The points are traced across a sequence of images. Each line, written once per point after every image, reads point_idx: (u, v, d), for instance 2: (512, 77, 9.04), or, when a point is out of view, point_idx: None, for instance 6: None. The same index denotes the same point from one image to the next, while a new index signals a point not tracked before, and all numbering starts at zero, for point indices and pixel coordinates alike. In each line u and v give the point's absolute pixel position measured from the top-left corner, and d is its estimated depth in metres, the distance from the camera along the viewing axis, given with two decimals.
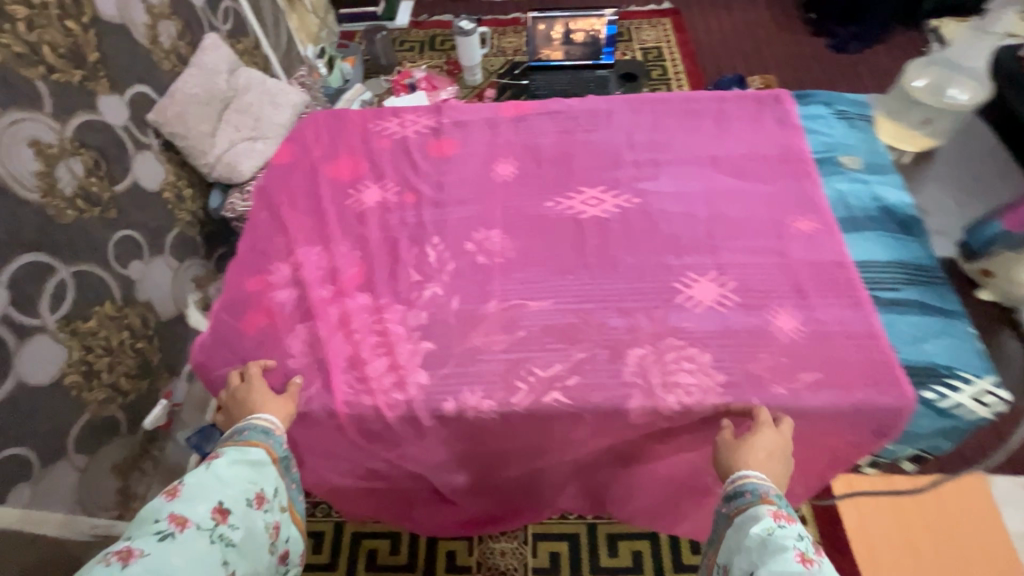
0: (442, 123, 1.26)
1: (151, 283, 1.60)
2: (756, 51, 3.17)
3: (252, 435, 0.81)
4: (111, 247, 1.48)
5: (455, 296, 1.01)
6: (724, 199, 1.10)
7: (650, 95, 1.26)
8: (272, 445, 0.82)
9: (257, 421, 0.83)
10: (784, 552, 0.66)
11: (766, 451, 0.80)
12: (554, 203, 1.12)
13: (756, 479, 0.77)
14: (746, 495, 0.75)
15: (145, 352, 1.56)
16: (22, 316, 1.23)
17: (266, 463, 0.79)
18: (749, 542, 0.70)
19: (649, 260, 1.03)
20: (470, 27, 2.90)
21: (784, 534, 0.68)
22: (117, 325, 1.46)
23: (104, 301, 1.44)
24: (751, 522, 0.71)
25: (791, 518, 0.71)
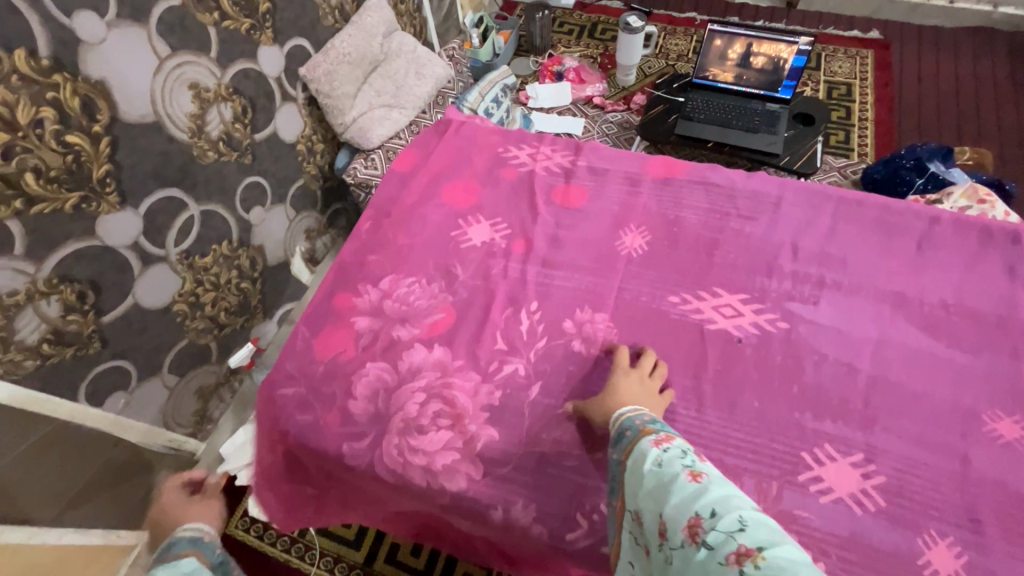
0: (576, 166, 1.11)
1: (267, 230, 1.64)
2: (977, 112, 2.58)
3: (180, 547, 0.75)
4: (240, 191, 1.51)
5: (536, 382, 0.89)
6: (900, 358, 0.86)
7: (838, 190, 1.01)
8: (201, 552, 0.75)
9: (185, 531, 0.78)
10: (674, 479, 0.61)
11: (634, 380, 0.83)
12: (679, 300, 0.95)
13: (639, 416, 0.75)
14: (628, 433, 0.72)
15: (247, 293, 1.62)
16: (149, 245, 1.28)
17: (202, 567, 0.72)
18: (644, 477, 0.64)
19: (777, 412, 0.84)
20: (638, 25, 2.64)
21: (671, 456, 0.65)
22: (228, 264, 1.52)
23: (223, 241, 1.49)
24: (640, 460, 0.66)
25: (671, 438, 0.68)
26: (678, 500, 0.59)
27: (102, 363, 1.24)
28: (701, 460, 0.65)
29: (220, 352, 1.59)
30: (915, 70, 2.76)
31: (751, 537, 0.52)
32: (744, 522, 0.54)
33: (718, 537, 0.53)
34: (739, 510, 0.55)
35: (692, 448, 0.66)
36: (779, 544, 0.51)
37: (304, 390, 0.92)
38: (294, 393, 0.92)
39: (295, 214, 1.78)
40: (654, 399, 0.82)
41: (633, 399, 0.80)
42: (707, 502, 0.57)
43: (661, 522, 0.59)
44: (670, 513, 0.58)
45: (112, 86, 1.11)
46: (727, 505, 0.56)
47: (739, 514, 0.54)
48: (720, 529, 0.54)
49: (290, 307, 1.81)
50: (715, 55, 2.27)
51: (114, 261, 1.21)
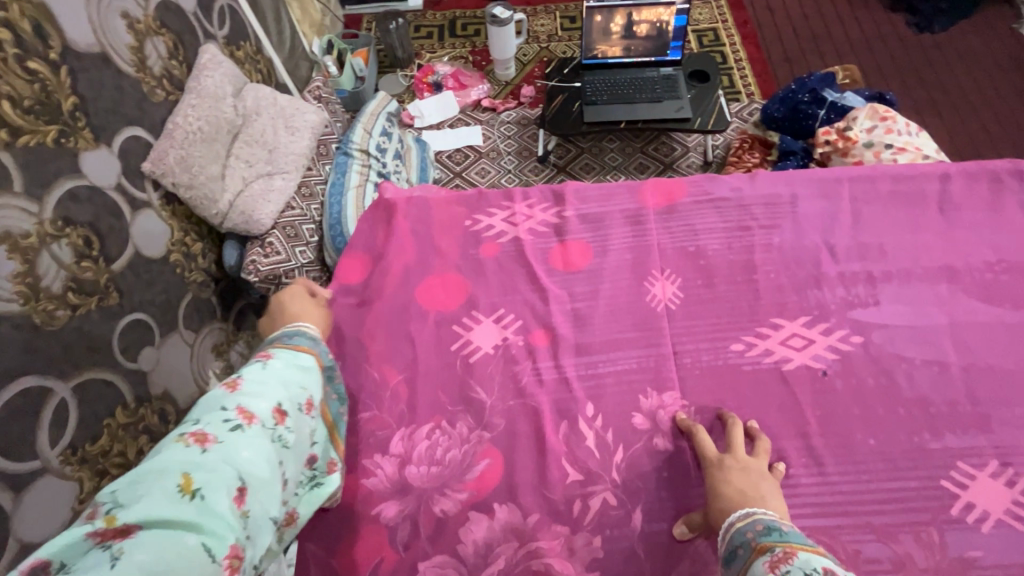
0: (564, 217, 0.93)
1: (169, 369, 1.20)
2: (827, 31, 2.79)
3: (301, 340, 0.74)
4: (117, 338, 1.08)
5: (635, 509, 0.72)
6: (980, 337, 0.80)
7: (844, 170, 0.94)
8: (321, 351, 0.74)
9: (304, 327, 0.76)
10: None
11: (743, 476, 0.68)
12: (743, 346, 0.82)
13: (752, 519, 0.61)
14: (740, 553, 0.58)
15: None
16: (13, 464, 0.85)
17: (316, 370, 0.71)
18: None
19: (898, 443, 0.74)
20: (506, 16, 2.46)
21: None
22: (135, 434, 1.08)
23: (117, 410, 1.04)
24: None
25: (791, 556, 0.54)
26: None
27: None
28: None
29: None
30: (764, 4, 2.91)
31: None
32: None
33: None
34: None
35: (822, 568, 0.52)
36: None
37: None
38: None
39: (195, 335, 1.34)
40: (773, 487, 0.67)
41: (748, 498, 0.65)
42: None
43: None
44: None
45: None
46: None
47: None
48: None
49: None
50: (598, 32, 2.14)
51: None
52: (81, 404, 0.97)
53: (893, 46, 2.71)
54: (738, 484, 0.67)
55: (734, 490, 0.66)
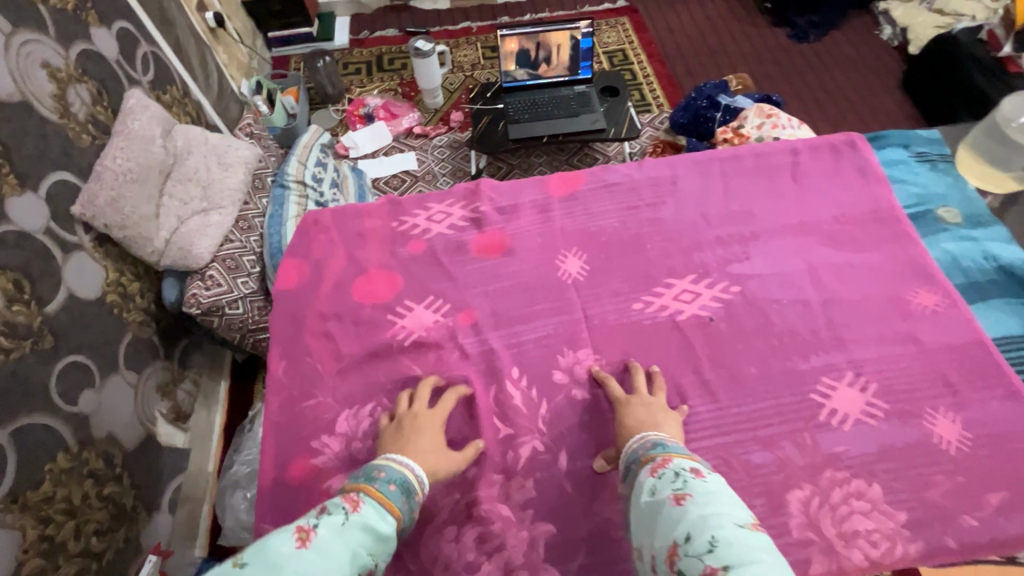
0: (481, 211, 1.04)
1: (110, 412, 1.26)
2: (721, 46, 3.13)
3: (393, 492, 0.67)
4: (54, 382, 1.13)
5: (561, 451, 0.82)
6: (831, 275, 0.96)
7: (715, 151, 1.10)
8: (403, 512, 0.66)
9: (401, 474, 0.70)
10: (660, 508, 0.62)
11: (645, 409, 0.79)
12: (643, 304, 0.94)
13: (644, 439, 0.73)
14: (632, 466, 0.71)
15: (116, 496, 1.24)
16: None
17: (391, 539, 0.63)
18: (640, 506, 0.65)
19: (774, 368, 0.88)
20: (428, 48, 2.61)
21: (664, 482, 0.64)
22: (78, 477, 1.14)
23: (56, 455, 1.10)
24: (639, 492, 0.66)
25: (667, 461, 0.67)
26: (662, 529, 0.60)
27: None
28: (696, 479, 0.64)
29: None
30: (664, 26, 3.23)
31: (719, 557, 0.53)
32: (716, 544, 0.54)
33: (691, 563, 0.54)
34: (715, 529, 0.55)
35: (689, 468, 0.65)
36: (751, 560, 0.52)
37: None
38: None
39: (139, 375, 1.39)
40: (669, 415, 0.79)
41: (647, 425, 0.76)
42: (685, 528, 0.57)
43: (652, 549, 0.60)
44: (659, 545, 0.59)
45: None
46: (701, 527, 0.56)
47: (711, 536, 0.55)
48: (692, 554, 0.54)
49: (178, 483, 1.45)
50: (514, 57, 2.34)
51: None
52: (20, 450, 1.02)
53: (777, 55, 3.07)
54: (640, 415, 0.78)
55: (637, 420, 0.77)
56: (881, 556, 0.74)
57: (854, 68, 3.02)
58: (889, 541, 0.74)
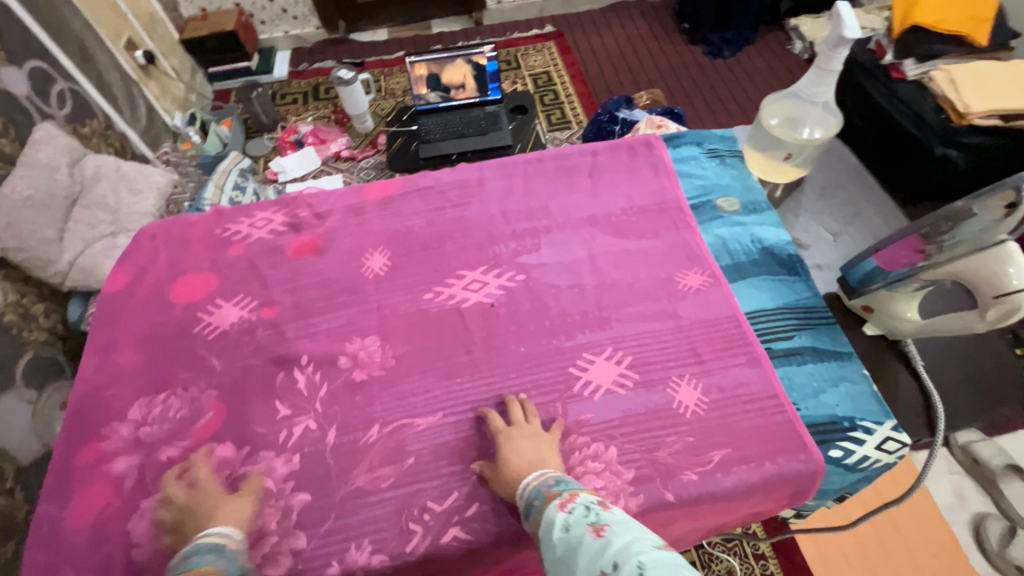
0: (299, 217, 1.13)
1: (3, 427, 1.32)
2: (641, 65, 3.30)
3: (201, 559, 0.70)
4: None
5: (330, 428, 0.89)
6: (609, 262, 1.05)
7: (522, 155, 1.20)
8: (227, 563, 0.71)
9: (206, 540, 0.73)
10: (580, 544, 0.59)
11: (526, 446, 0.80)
12: (433, 294, 1.03)
13: (544, 476, 0.73)
14: (536, 504, 0.69)
15: (7, 510, 1.27)
16: None
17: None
18: (555, 548, 0.62)
19: (540, 347, 0.96)
20: (350, 77, 2.75)
21: (576, 518, 0.63)
22: None
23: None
24: (548, 530, 0.64)
25: (573, 496, 0.67)
26: (585, 563, 0.57)
27: None
28: (606, 509, 0.63)
29: None
30: (588, 49, 3.40)
31: None
32: (644, 566, 0.52)
33: None
34: (639, 556, 0.54)
35: (595, 500, 0.65)
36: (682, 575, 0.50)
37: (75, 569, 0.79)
38: None
39: (39, 393, 1.48)
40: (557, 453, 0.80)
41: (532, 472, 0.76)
42: (610, 558, 0.55)
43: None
44: None
45: None
46: (625, 554, 0.54)
47: (637, 561, 0.53)
48: None
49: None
50: (426, 81, 2.45)
51: None
52: None
53: (693, 71, 3.23)
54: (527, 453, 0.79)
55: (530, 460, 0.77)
56: None
57: (766, 80, 3.17)
58: (613, 497, 0.81)
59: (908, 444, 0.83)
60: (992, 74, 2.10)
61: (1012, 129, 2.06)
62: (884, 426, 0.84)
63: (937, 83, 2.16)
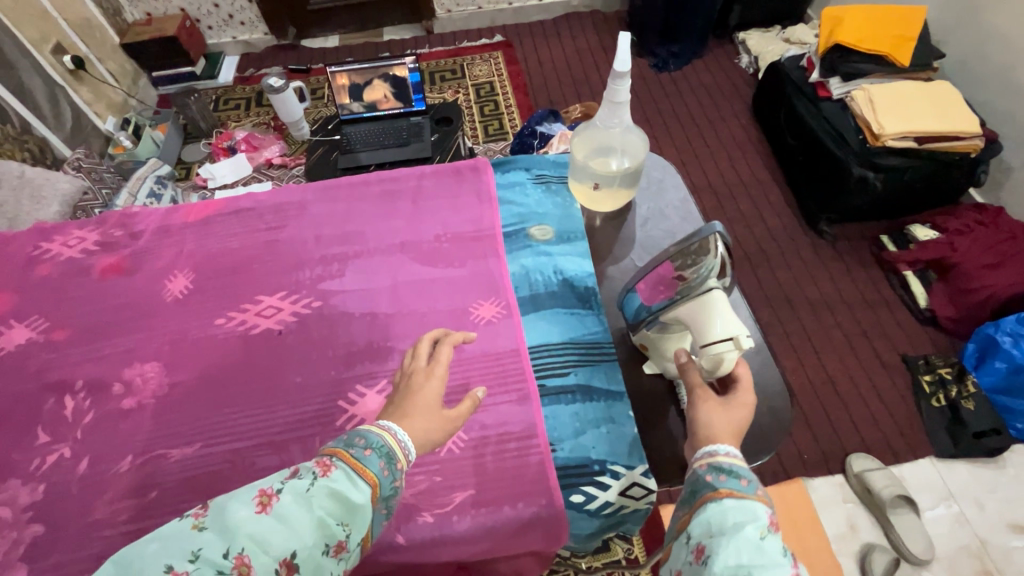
0: (114, 236, 1.13)
1: None
2: (585, 77, 3.29)
3: (372, 459, 0.62)
4: None
5: (84, 457, 0.88)
6: (408, 291, 1.04)
7: (349, 178, 1.19)
8: (385, 480, 0.63)
9: (382, 436, 0.65)
10: (779, 564, 0.51)
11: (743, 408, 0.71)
12: (226, 319, 1.02)
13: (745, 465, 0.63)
14: (743, 483, 0.60)
15: None
16: None
17: (366, 507, 0.60)
18: (740, 536, 0.54)
19: (316, 377, 0.94)
20: (280, 84, 2.73)
21: (774, 544, 0.53)
22: None
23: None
24: (744, 515, 0.56)
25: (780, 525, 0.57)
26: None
27: None
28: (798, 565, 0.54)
29: None
30: (535, 60, 3.41)
31: None
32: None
33: None
34: None
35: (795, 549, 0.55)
36: None
37: None
38: None
39: None
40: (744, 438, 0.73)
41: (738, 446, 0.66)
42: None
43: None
44: None
45: None
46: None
47: None
48: None
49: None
50: (348, 91, 2.50)
51: None
52: None
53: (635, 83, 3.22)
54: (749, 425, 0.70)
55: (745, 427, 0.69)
56: None
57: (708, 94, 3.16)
58: None
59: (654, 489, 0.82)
60: (912, 94, 2.04)
61: (927, 151, 1.98)
62: (634, 471, 0.83)
63: (858, 102, 2.08)
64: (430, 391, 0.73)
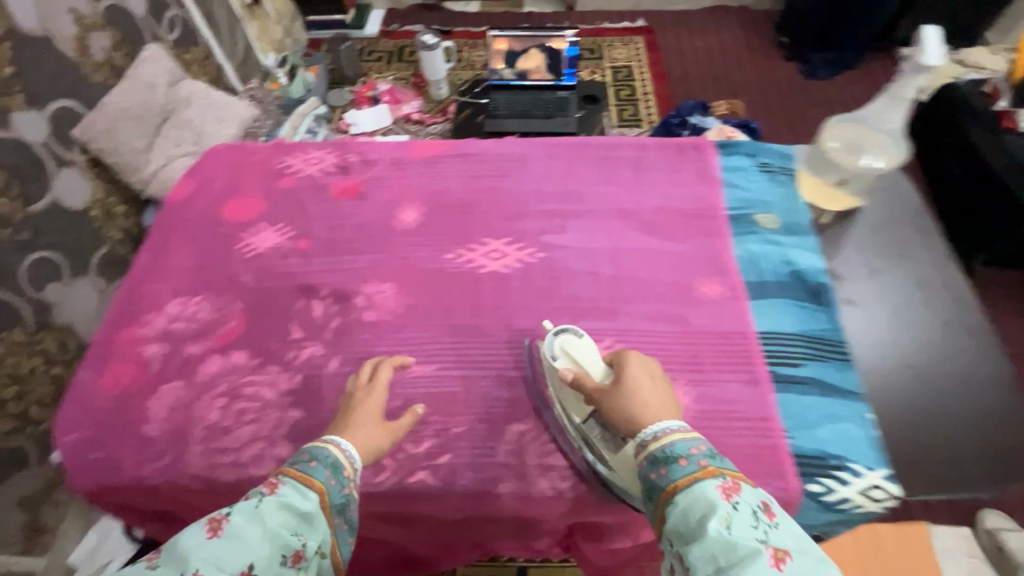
0: (349, 161, 1.20)
1: (70, 305, 1.76)
2: (727, 75, 3.16)
3: (318, 470, 0.70)
4: (24, 270, 1.63)
5: (334, 356, 0.95)
6: (630, 256, 1.05)
7: (571, 138, 1.21)
8: (337, 488, 0.69)
9: (327, 449, 0.73)
10: (754, 553, 0.54)
11: (645, 372, 0.74)
12: (454, 255, 1.06)
13: (688, 437, 0.64)
14: (685, 468, 0.61)
15: (60, 378, 1.75)
16: None
17: (320, 514, 0.66)
18: (709, 539, 0.55)
19: (543, 323, 0.97)
20: (433, 42, 2.83)
21: (744, 524, 0.56)
22: (27, 350, 1.62)
23: (12, 329, 1.60)
24: (703, 506, 0.58)
25: (738, 488, 0.59)
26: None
27: None
28: (770, 523, 0.57)
29: (42, 452, 1.68)
30: (676, 50, 3.31)
31: None
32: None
33: None
34: None
35: (764, 504, 0.58)
36: None
37: (93, 430, 0.88)
38: (81, 438, 0.88)
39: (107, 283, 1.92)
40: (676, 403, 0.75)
41: (662, 412, 0.68)
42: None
43: None
44: None
45: None
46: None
47: None
48: None
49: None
50: (504, 56, 2.55)
51: None
52: None
53: (778, 87, 3.07)
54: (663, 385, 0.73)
55: (664, 390, 0.72)
56: (566, 489, 0.82)
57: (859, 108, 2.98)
58: (579, 478, 0.82)
59: (894, 496, 0.81)
60: None
61: None
62: (874, 474, 0.82)
63: None
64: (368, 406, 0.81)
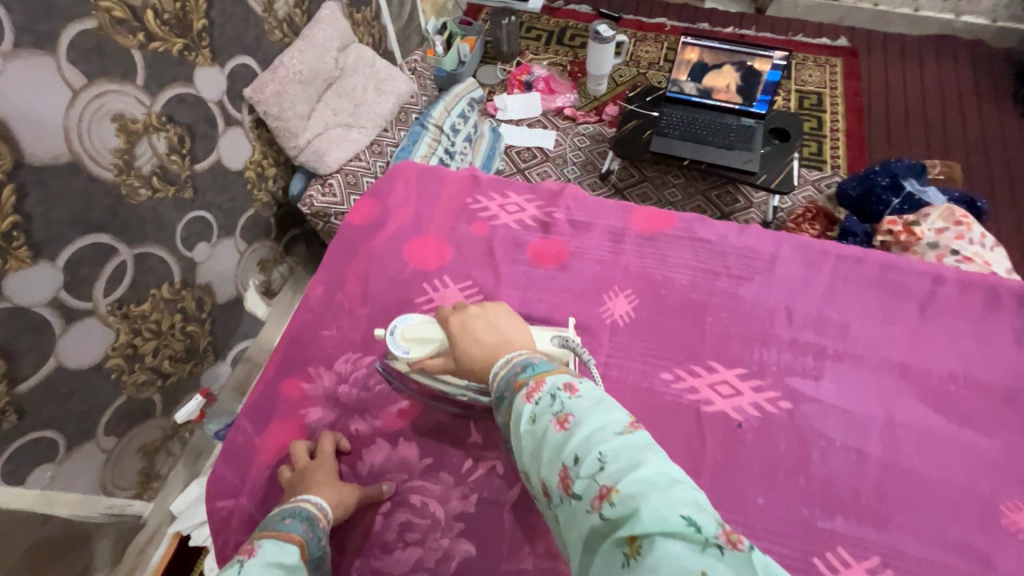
0: (553, 218, 1.01)
1: (212, 267, 1.76)
2: (944, 124, 2.50)
3: (294, 524, 0.67)
4: (180, 228, 1.60)
5: (516, 482, 0.78)
6: (910, 438, 0.79)
7: (837, 246, 0.95)
8: (311, 539, 0.67)
9: (300, 505, 0.70)
10: (546, 435, 0.61)
11: (467, 324, 0.76)
12: (672, 377, 0.85)
13: (512, 363, 0.70)
14: (506, 395, 0.67)
15: (194, 336, 1.75)
16: (71, 299, 1.33)
17: (302, 568, 0.63)
18: (523, 445, 0.63)
19: (785, 509, 0.75)
20: (609, 34, 2.54)
21: (543, 409, 0.63)
22: (170, 308, 1.62)
23: (162, 285, 1.59)
24: (517, 421, 0.64)
25: (540, 383, 0.65)
26: (547, 453, 0.60)
27: (21, 437, 1.30)
28: (572, 396, 0.63)
29: (167, 406, 1.72)
30: (882, 83, 2.65)
31: (609, 476, 0.54)
32: (604, 460, 0.56)
33: (586, 486, 0.55)
34: (600, 446, 0.57)
35: (562, 384, 0.64)
36: (639, 469, 0.54)
37: (248, 501, 0.79)
38: (232, 508, 0.78)
39: (246, 246, 1.90)
40: (523, 329, 0.77)
41: (497, 347, 0.73)
42: (570, 451, 0.58)
43: (543, 487, 0.60)
44: (546, 475, 0.59)
45: (11, 123, 1.13)
46: (588, 446, 0.57)
47: (598, 454, 0.56)
48: (584, 477, 0.56)
49: (245, 347, 1.98)
50: (690, 68, 2.18)
51: (33, 322, 1.27)
52: (133, 270, 1.47)
53: (1011, 153, 2.39)
54: (485, 335, 0.74)
55: (483, 347, 0.73)
56: None
57: None
58: None
59: None
60: None
61: None
62: None
63: None
64: (319, 476, 0.75)
